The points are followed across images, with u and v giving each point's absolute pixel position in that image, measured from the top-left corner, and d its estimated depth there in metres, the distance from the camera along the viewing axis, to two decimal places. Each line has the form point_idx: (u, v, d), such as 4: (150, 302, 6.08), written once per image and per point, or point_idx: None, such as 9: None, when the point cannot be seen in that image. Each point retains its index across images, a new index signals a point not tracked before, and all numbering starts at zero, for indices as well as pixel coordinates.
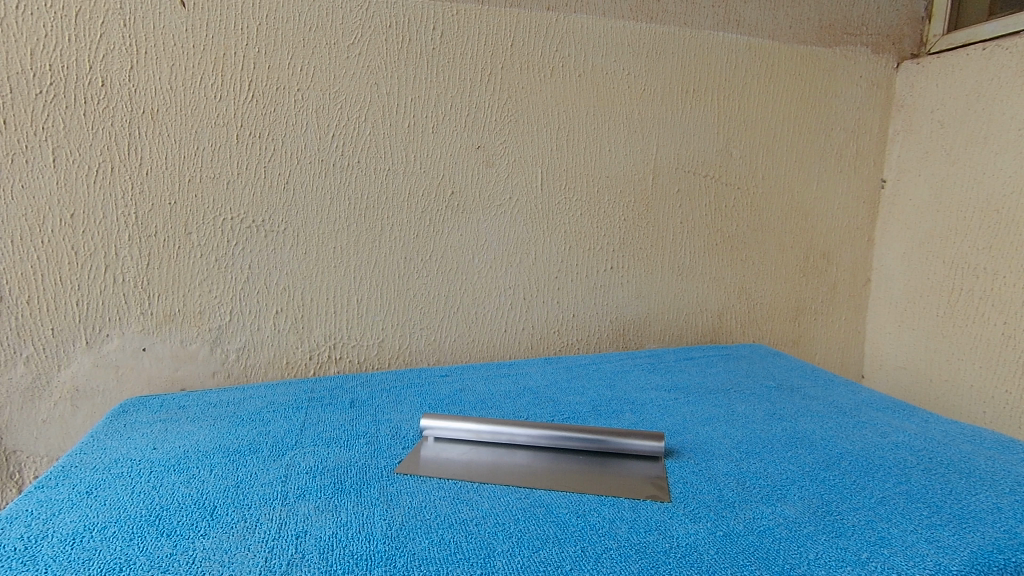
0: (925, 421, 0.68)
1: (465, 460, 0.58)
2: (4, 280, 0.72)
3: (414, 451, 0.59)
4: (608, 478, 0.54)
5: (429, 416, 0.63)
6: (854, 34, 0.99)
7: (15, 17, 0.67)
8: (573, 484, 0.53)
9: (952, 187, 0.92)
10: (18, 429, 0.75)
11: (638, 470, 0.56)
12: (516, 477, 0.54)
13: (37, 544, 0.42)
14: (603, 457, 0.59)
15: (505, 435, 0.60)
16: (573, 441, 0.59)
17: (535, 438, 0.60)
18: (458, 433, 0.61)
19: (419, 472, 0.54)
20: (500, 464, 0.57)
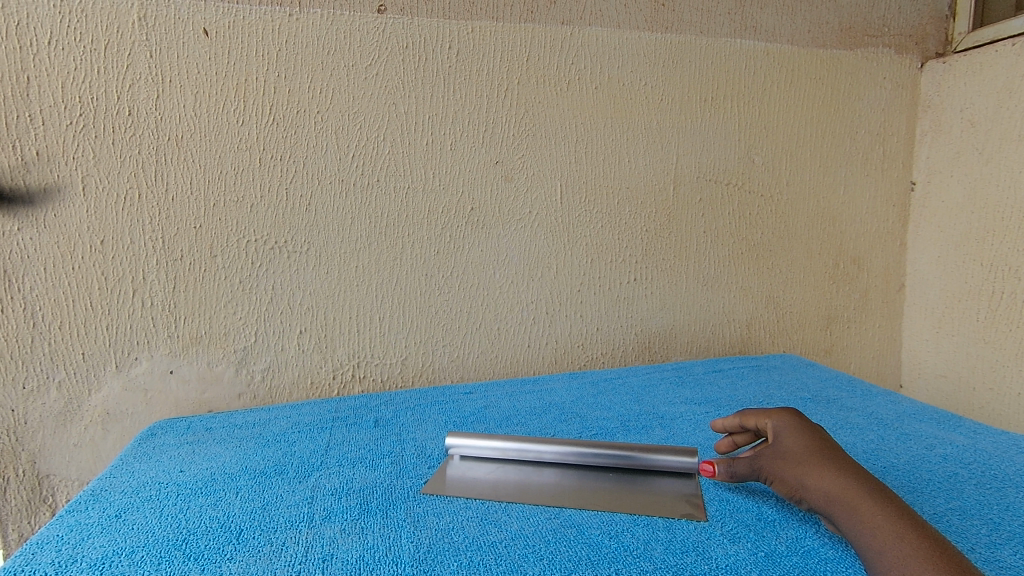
0: (973, 432, 0.65)
1: (493, 480, 0.57)
2: (37, 306, 0.74)
3: (439, 471, 0.58)
4: (641, 496, 0.53)
5: (454, 434, 0.62)
6: (876, 36, 0.97)
7: (47, 52, 0.70)
8: (605, 503, 0.51)
9: (988, 187, 0.89)
10: (51, 454, 0.76)
11: (673, 488, 0.54)
12: (546, 497, 0.53)
13: (67, 570, 0.42)
14: (634, 474, 0.57)
15: (533, 452, 0.59)
16: (602, 458, 0.58)
17: (563, 455, 0.58)
18: (484, 450, 0.60)
19: (447, 493, 0.53)
20: (528, 484, 0.56)
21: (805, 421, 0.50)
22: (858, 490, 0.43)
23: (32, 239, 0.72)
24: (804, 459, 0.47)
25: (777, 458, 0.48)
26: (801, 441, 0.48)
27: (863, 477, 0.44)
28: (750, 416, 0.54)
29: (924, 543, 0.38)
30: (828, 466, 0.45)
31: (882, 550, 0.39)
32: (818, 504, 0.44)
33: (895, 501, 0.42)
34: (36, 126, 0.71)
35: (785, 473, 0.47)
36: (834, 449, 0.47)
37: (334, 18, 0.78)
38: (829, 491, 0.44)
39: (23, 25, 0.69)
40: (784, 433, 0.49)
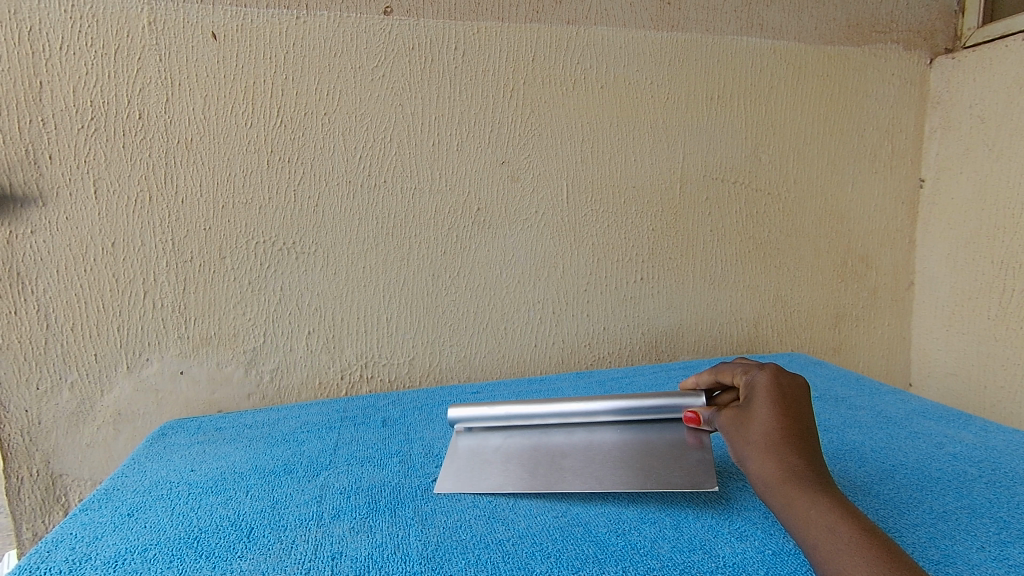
0: (983, 430, 0.64)
1: (506, 450, 0.59)
2: (49, 308, 0.75)
3: (451, 453, 0.60)
4: (647, 461, 0.53)
5: (455, 409, 0.63)
6: (883, 33, 0.97)
7: (59, 58, 0.71)
8: (613, 472, 0.52)
9: (998, 184, 0.89)
10: (63, 454, 0.77)
11: (677, 446, 0.55)
12: (558, 463, 0.55)
13: (81, 567, 0.43)
14: (640, 438, 0.58)
15: (536, 416, 0.61)
16: (604, 410, 0.60)
17: (565, 413, 0.61)
18: (489, 422, 0.62)
19: (464, 476, 0.55)
20: (540, 447, 0.58)
21: (781, 391, 0.50)
22: (801, 478, 0.43)
23: (45, 242, 0.73)
24: (754, 440, 0.47)
25: (738, 433, 0.49)
26: (766, 416, 0.48)
27: (812, 465, 0.44)
28: (729, 374, 0.57)
29: (859, 534, 0.38)
30: (781, 448, 0.45)
31: (816, 541, 0.39)
32: (761, 489, 0.45)
33: (836, 493, 0.42)
34: (48, 130, 0.72)
35: (738, 453, 0.48)
36: (796, 428, 0.47)
37: (341, 21, 0.78)
38: (767, 478, 0.44)
39: (35, 30, 0.70)
40: (753, 407, 0.49)
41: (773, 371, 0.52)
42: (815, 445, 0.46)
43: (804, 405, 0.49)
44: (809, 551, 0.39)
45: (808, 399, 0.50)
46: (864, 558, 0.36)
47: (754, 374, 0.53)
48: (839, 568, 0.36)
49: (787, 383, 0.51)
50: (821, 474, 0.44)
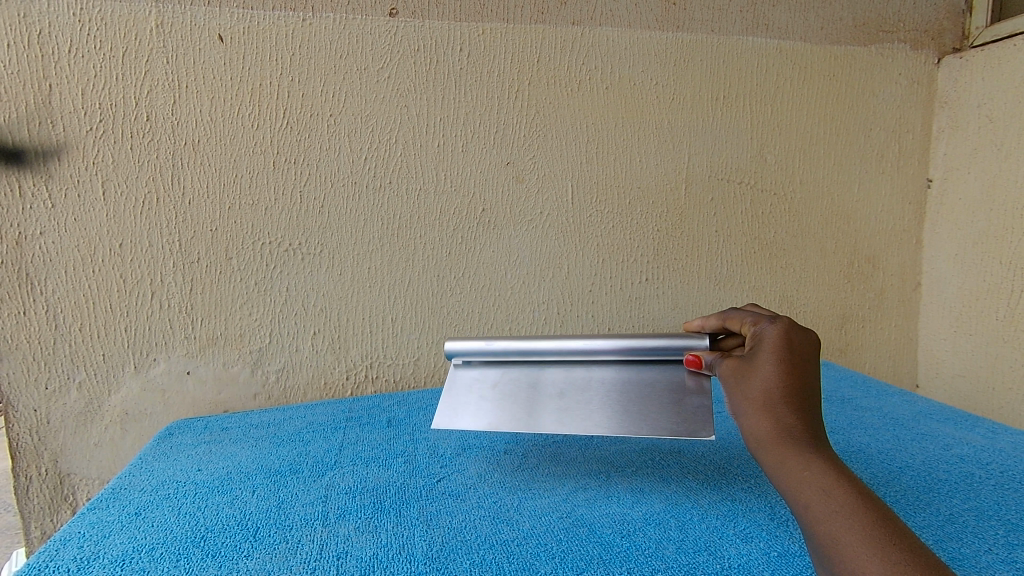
0: (992, 432, 0.64)
1: (505, 384, 0.60)
2: (58, 309, 0.75)
3: (447, 385, 0.61)
4: (645, 405, 0.54)
5: (452, 341, 0.63)
6: (890, 32, 0.96)
7: (67, 60, 0.72)
8: (609, 415, 0.53)
9: (1007, 185, 0.88)
10: (71, 453, 0.78)
11: (675, 390, 0.55)
12: (555, 404, 0.56)
13: (89, 566, 0.43)
14: (638, 376, 0.58)
15: (535, 352, 0.61)
16: (603, 346, 0.60)
17: (564, 349, 0.61)
18: (487, 355, 0.62)
19: (463, 412, 0.57)
20: (538, 385, 0.59)
21: (790, 347, 0.45)
22: (797, 438, 0.41)
23: (54, 243, 0.74)
24: (753, 397, 0.44)
25: (736, 385, 0.46)
26: (771, 372, 0.44)
27: (809, 425, 0.42)
28: (740, 321, 0.53)
29: (854, 499, 0.37)
30: (781, 406, 0.43)
31: (809, 504, 0.38)
32: (753, 445, 0.43)
33: (831, 455, 0.41)
34: (57, 132, 0.72)
35: (733, 407, 0.46)
36: (799, 385, 0.44)
37: (346, 23, 0.79)
38: (760, 436, 0.43)
39: (44, 33, 0.70)
40: (756, 362, 0.46)
41: (785, 325, 0.47)
42: (816, 402, 0.43)
43: (811, 361, 0.45)
44: (800, 512, 0.38)
45: (818, 356, 0.46)
46: (860, 525, 0.35)
47: (763, 327, 0.48)
48: (833, 533, 0.36)
49: (799, 339, 0.46)
50: (818, 434, 0.42)
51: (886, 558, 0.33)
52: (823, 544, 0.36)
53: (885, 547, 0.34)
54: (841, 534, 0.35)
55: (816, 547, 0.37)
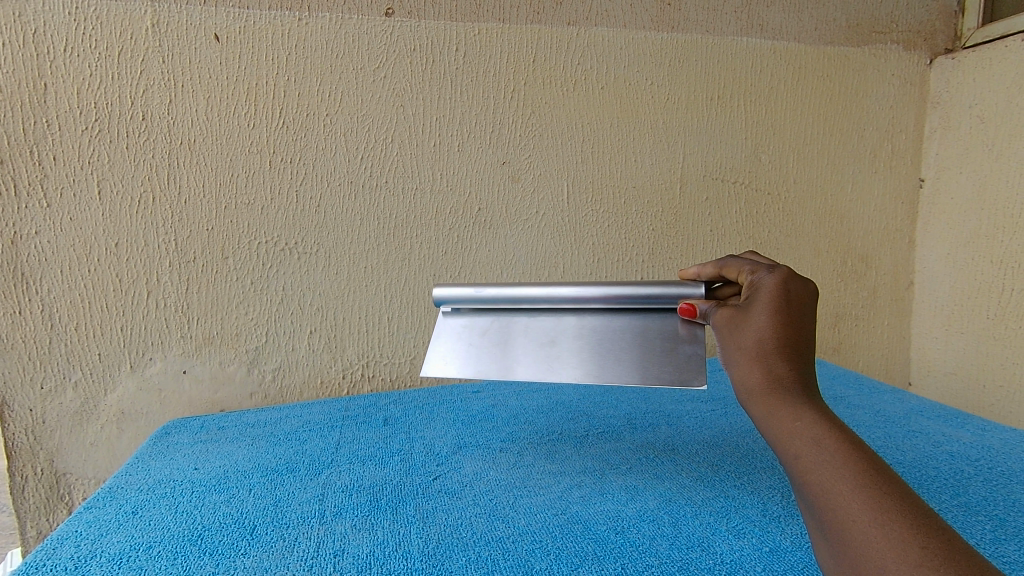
0: (981, 429, 0.65)
1: (494, 332, 0.60)
2: (54, 308, 0.75)
3: (436, 333, 0.61)
4: (637, 353, 0.55)
5: (440, 288, 0.62)
6: (883, 33, 0.97)
7: (63, 59, 0.71)
8: (601, 365, 0.55)
9: (998, 185, 0.89)
10: (68, 452, 0.78)
11: (667, 338, 0.55)
12: (545, 351, 0.57)
13: (86, 564, 0.43)
14: (631, 323, 0.58)
15: (524, 301, 0.60)
16: (594, 294, 0.58)
17: (554, 297, 0.59)
18: (475, 303, 0.61)
19: (453, 361, 0.58)
20: (528, 331, 0.59)
21: (787, 296, 0.43)
22: (788, 388, 0.39)
23: (49, 243, 0.74)
24: (745, 346, 0.42)
25: (730, 335, 0.44)
26: (764, 322, 0.42)
27: (802, 375, 0.40)
28: (738, 268, 0.49)
29: (847, 447, 0.34)
30: (773, 356, 0.40)
31: (798, 453, 0.35)
32: (743, 396, 0.41)
33: (824, 405, 0.38)
34: (52, 131, 0.72)
35: (726, 357, 0.44)
36: (794, 335, 0.41)
37: (342, 22, 0.79)
38: (751, 385, 0.40)
39: (39, 32, 0.70)
40: (751, 312, 0.43)
41: (782, 275, 0.44)
42: (810, 353, 0.41)
43: (808, 311, 0.42)
44: (789, 462, 0.36)
45: (815, 307, 0.43)
46: (850, 471, 0.33)
47: (760, 277, 0.45)
48: (821, 480, 0.33)
49: (796, 289, 0.43)
50: (812, 384, 0.39)
51: (878, 505, 0.31)
52: (811, 493, 0.33)
53: (876, 494, 0.31)
54: (829, 481, 0.33)
55: (804, 498, 0.34)
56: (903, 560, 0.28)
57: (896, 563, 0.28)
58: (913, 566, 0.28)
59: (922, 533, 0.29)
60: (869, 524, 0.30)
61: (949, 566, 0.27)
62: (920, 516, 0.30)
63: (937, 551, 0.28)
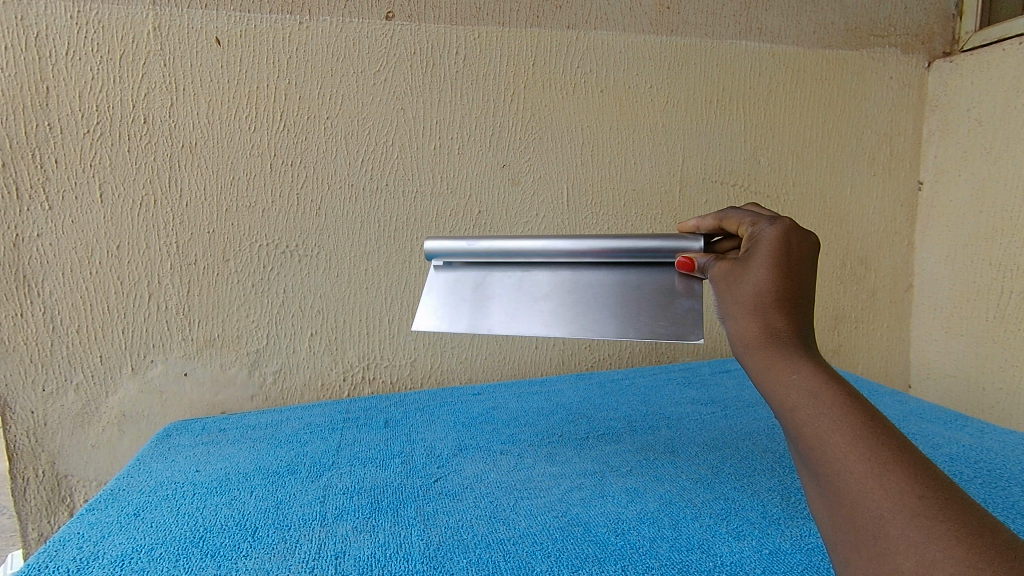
0: (980, 431, 0.65)
1: (489, 287, 0.60)
2: (56, 311, 0.75)
3: (428, 287, 0.61)
4: (634, 308, 0.55)
5: (433, 240, 0.60)
6: (881, 36, 0.98)
7: (65, 63, 0.72)
8: (595, 320, 0.55)
9: (996, 188, 0.89)
10: (69, 454, 0.78)
11: (664, 292, 0.55)
12: (541, 306, 0.57)
13: (89, 565, 0.44)
14: (629, 276, 0.57)
15: (518, 255, 0.58)
16: (591, 248, 0.57)
17: (549, 252, 0.57)
18: (468, 257, 0.60)
19: (445, 316, 0.59)
20: (524, 286, 0.59)
21: (788, 250, 0.42)
22: (786, 342, 0.38)
23: (51, 245, 0.74)
24: (743, 300, 0.41)
25: (728, 289, 0.43)
26: (764, 276, 0.41)
27: (800, 329, 0.39)
28: (739, 220, 0.47)
29: (844, 399, 0.34)
30: (772, 310, 0.40)
31: (796, 406, 0.35)
32: (740, 350, 0.41)
33: (821, 359, 0.38)
34: (54, 134, 0.73)
35: (723, 310, 0.43)
36: (793, 288, 0.41)
37: (343, 26, 0.79)
38: (748, 339, 0.40)
39: (41, 36, 0.71)
40: (750, 267, 0.42)
41: (784, 227, 0.43)
42: (808, 306, 0.41)
43: (808, 264, 0.42)
44: (786, 416, 0.35)
45: (815, 261, 0.43)
46: (849, 423, 0.32)
47: (762, 230, 0.44)
48: (820, 433, 0.32)
49: (797, 243, 0.42)
50: (808, 338, 0.39)
51: (875, 457, 0.30)
52: (808, 445, 0.33)
53: (874, 445, 0.31)
54: (827, 433, 0.32)
55: (800, 450, 0.34)
56: (899, 509, 0.28)
57: (893, 514, 0.28)
58: (909, 515, 0.27)
59: (919, 484, 0.28)
60: (866, 475, 0.29)
61: (946, 517, 0.27)
62: (917, 468, 0.29)
63: (935, 503, 0.27)
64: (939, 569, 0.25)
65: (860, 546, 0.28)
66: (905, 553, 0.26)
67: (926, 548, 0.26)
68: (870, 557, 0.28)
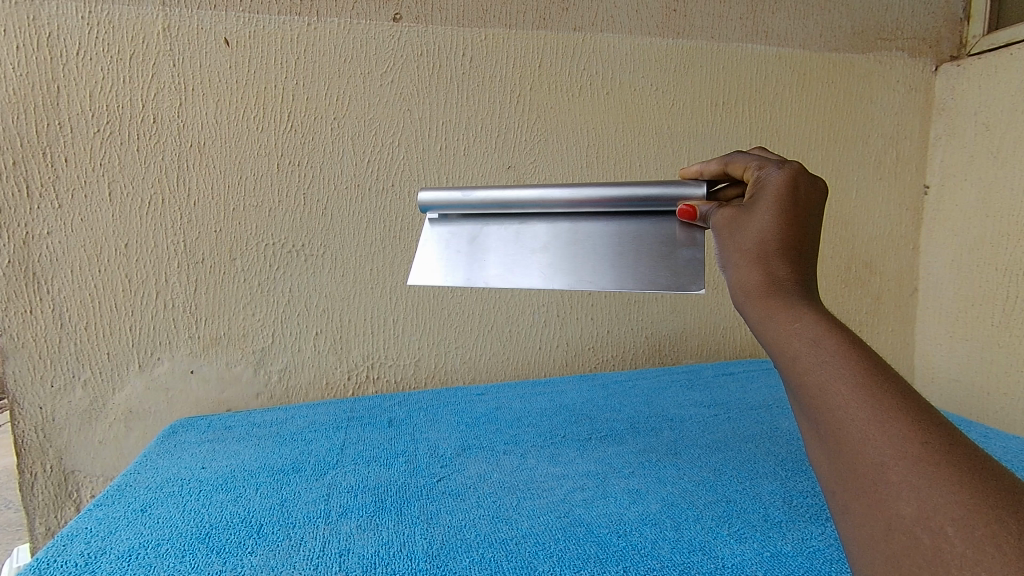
0: (984, 437, 0.65)
1: (485, 240, 0.59)
2: (64, 308, 0.76)
3: (423, 238, 0.60)
4: (634, 259, 0.54)
5: (427, 192, 0.59)
6: (888, 40, 0.98)
7: (75, 63, 0.73)
8: (594, 272, 0.55)
9: (1001, 193, 0.88)
10: (76, 450, 0.79)
11: (665, 243, 0.55)
12: (539, 259, 0.57)
13: (96, 560, 0.44)
14: (629, 229, 0.56)
15: (516, 205, 0.58)
16: (589, 197, 0.56)
17: (547, 202, 0.57)
18: (464, 208, 0.59)
19: (439, 267, 0.58)
20: (521, 239, 0.58)
21: (794, 198, 0.41)
22: (787, 289, 0.38)
23: (60, 243, 0.75)
24: (747, 248, 0.41)
25: (731, 238, 0.43)
26: (769, 222, 0.41)
27: (802, 277, 0.39)
28: (744, 168, 0.48)
29: (846, 344, 0.32)
30: (775, 258, 0.39)
31: (797, 354, 0.34)
32: (740, 299, 0.40)
33: (822, 305, 0.37)
34: (65, 133, 0.73)
35: (726, 257, 0.43)
36: (797, 236, 0.40)
37: (351, 27, 0.80)
38: (749, 288, 0.39)
39: (53, 36, 0.71)
40: (755, 213, 0.42)
41: (792, 171, 0.43)
42: (811, 253, 0.41)
43: (813, 210, 0.42)
44: (786, 365, 0.34)
45: (821, 206, 0.43)
46: (850, 370, 0.31)
47: (769, 172, 0.44)
48: (820, 381, 0.31)
49: (805, 187, 0.42)
50: (811, 287, 0.39)
51: (878, 403, 0.29)
52: (808, 395, 0.32)
53: (876, 391, 0.29)
54: (828, 381, 0.31)
55: (800, 399, 0.33)
56: (902, 456, 0.27)
57: (895, 460, 0.27)
58: (912, 462, 0.26)
59: (923, 429, 0.27)
60: (868, 423, 0.28)
61: (950, 462, 0.26)
62: (921, 413, 0.28)
63: (939, 448, 0.26)
64: (941, 515, 0.24)
65: (860, 491, 0.28)
66: (907, 499, 0.26)
67: (930, 494, 0.25)
68: (871, 504, 0.27)
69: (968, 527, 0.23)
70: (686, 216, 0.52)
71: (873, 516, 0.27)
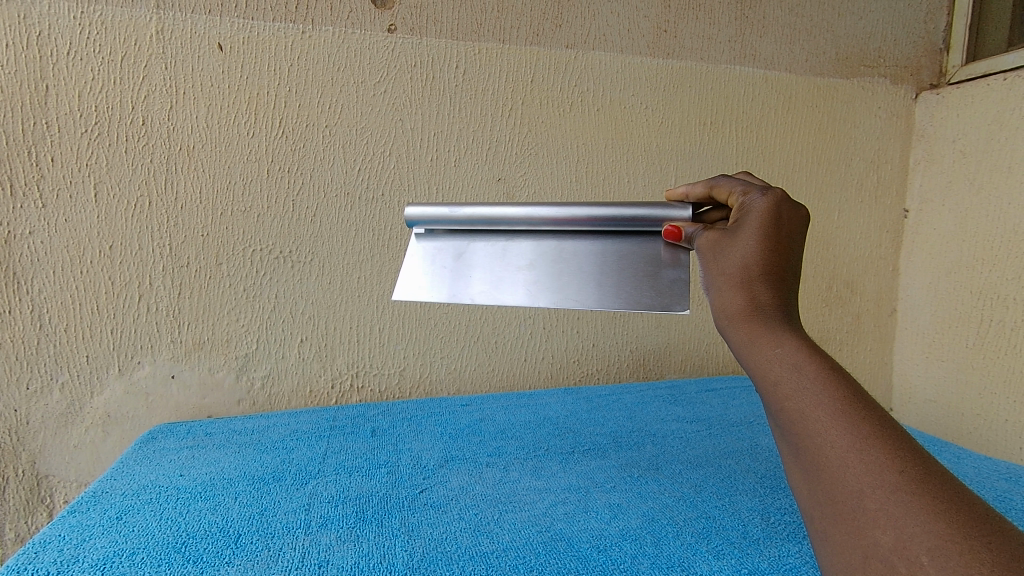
0: (958, 457, 0.66)
1: (473, 256, 0.59)
2: (44, 309, 0.75)
3: (411, 253, 0.61)
4: (620, 277, 0.55)
5: (414, 208, 0.60)
6: (871, 67, 1.00)
7: (66, 62, 0.72)
8: (581, 291, 0.55)
9: (976, 218, 0.91)
10: (51, 454, 0.77)
11: (650, 262, 0.56)
12: (525, 276, 0.57)
13: (69, 569, 0.43)
14: (615, 248, 0.57)
15: (503, 223, 0.58)
16: (576, 216, 0.57)
17: (534, 220, 0.58)
18: (451, 224, 0.59)
19: (425, 281, 0.58)
20: (507, 256, 0.59)
21: (777, 225, 0.42)
22: (769, 315, 0.39)
23: (43, 243, 0.74)
24: (731, 272, 0.42)
25: (715, 261, 0.44)
26: (752, 247, 0.41)
27: (783, 303, 0.39)
28: (730, 192, 0.48)
29: (825, 371, 0.33)
30: (758, 283, 0.40)
31: (778, 380, 0.34)
32: (723, 322, 0.41)
33: (802, 331, 0.38)
34: (52, 133, 0.73)
35: (711, 280, 0.44)
36: (780, 261, 0.41)
37: (345, 36, 0.80)
38: (733, 313, 0.40)
39: (44, 35, 0.71)
40: (739, 238, 0.43)
41: (775, 198, 0.44)
42: (793, 278, 0.42)
43: (795, 237, 0.43)
44: (767, 389, 0.35)
45: (803, 232, 0.44)
46: (829, 397, 0.32)
47: (753, 198, 0.45)
48: (801, 407, 0.32)
49: (787, 213, 0.43)
50: (791, 312, 0.39)
51: (856, 431, 0.30)
52: (788, 420, 0.33)
53: (854, 418, 0.30)
54: (808, 407, 0.32)
55: (781, 424, 0.33)
56: (878, 484, 0.27)
57: (873, 488, 0.27)
58: (888, 491, 0.27)
59: (898, 458, 0.28)
60: (846, 450, 0.29)
61: (923, 490, 0.27)
62: (898, 442, 0.29)
63: (914, 477, 0.27)
64: (916, 544, 0.25)
65: (838, 517, 0.28)
66: (883, 527, 0.26)
67: (904, 521, 0.26)
68: (848, 531, 0.28)
69: (942, 557, 0.24)
70: (671, 236, 0.53)
71: (851, 542, 0.27)
